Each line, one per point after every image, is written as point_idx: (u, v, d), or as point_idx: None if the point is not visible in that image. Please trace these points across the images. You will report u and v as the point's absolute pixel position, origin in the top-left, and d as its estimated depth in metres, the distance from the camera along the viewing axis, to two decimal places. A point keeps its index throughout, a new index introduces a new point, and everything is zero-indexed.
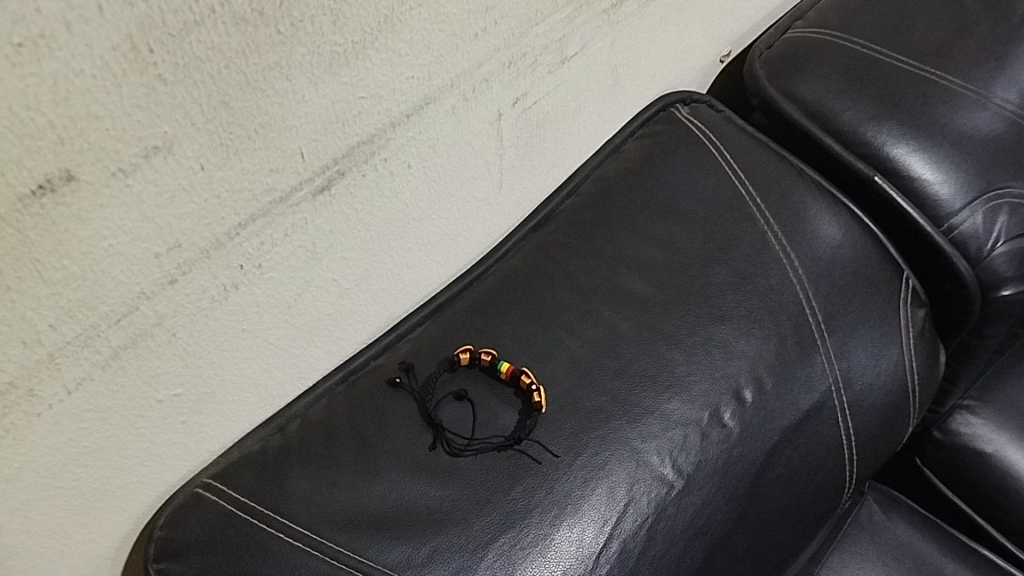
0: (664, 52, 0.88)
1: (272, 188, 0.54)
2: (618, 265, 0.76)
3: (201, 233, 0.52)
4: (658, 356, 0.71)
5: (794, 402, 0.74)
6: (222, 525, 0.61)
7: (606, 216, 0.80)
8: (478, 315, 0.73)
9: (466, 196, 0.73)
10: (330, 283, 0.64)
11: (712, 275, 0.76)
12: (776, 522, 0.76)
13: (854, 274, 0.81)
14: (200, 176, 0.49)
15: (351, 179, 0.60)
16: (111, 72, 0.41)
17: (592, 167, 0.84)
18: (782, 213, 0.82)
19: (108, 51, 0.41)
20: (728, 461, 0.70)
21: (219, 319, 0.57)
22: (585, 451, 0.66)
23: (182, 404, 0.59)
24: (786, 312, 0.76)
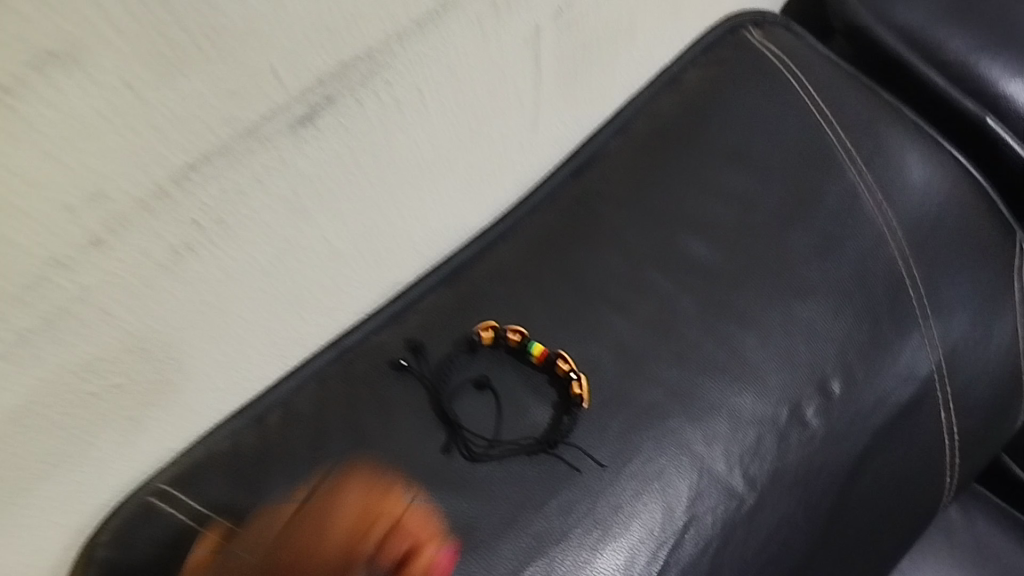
0: None
1: (235, 117, 0.40)
2: (675, 223, 0.63)
3: (136, 178, 0.38)
4: (728, 337, 0.59)
5: (885, 392, 0.61)
6: (179, 546, 0.50)
7: (665, 163, 0.65)
8: (503, 283, 0.59)
9: (492, 134, 0.58)
10: (319, 242, 0.50)
11: (792, 239, 0.63)
12: (862, 539, 0.63)
13: (960, 240, 0.67)
14: (130, 99, 0.35)
15: (343, 107, 0.45)
16: None
17: (647, 99, 0.68)
18: (876, 162, 0.67)
19: None
20: (812, 467, 0.58)
21: (169, 290, 0.43)
22: (636, 458, 0.54)
23: (125, 397, 0.46)
24: (880, 282, 0.63)
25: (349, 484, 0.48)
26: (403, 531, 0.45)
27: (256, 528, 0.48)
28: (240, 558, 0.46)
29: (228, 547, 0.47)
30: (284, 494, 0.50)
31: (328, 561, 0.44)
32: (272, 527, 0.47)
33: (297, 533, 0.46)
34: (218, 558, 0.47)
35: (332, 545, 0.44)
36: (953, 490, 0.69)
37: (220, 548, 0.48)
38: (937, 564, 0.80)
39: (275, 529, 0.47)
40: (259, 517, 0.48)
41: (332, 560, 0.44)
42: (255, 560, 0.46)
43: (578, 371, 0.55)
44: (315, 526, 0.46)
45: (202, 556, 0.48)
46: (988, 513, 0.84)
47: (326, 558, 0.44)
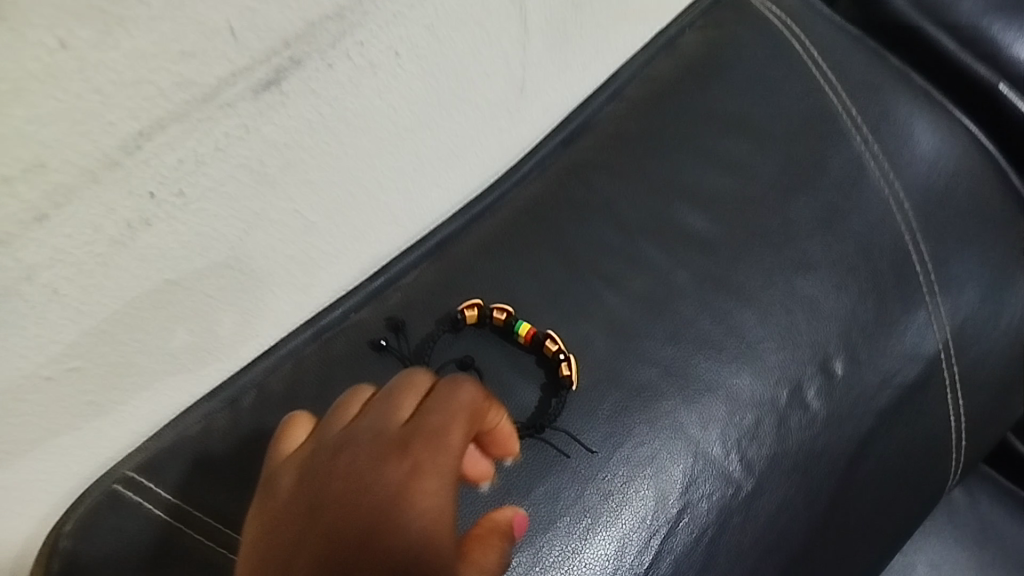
0: None
1: (191, 80, 0.37)
2: (672, 193, 0.60)
3: (81, 147, 0.35)
4: (726, 314, 0.56)
5: (889, 372, 0.59)
6: (148, 535, 0.47)
7: (661, 130, 0.61)
8: (490, 259, 0.55)
9: (476, 99, 0.55)
10: (290, 215, 0.47)
11: (793, 211, 0.60)
12: (865, 524, 0.61)
13: (969, 212, 0.64)
14: (65, 58, 0.32)
15: (311, 71, 0.42)
16: None
17: (644, 61, 0.63)
18: (883, 130, 0.64)
19: None
20: (812, 450, 0.56)
21: (126, 267, 0.41)
22: (627, 443, 0.51)
23: (84, 380, 0.43)
24: (885, 256, 0.60)
25: (467, 404, 0.36)
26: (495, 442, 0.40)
27: (354, 443, 0.36)
28: (330, 485, 0.35)
29: (315, 465, 0.36)
30: (384, 393, 0.37)
31: (438, 491, 0.34)
32: (375, 441, 0.35)
33: (408, 461, 0.34)
34: (308, 470, 0.36)
35: (448, 483, 0.34)
36: (960, 471, 0.67)
37: (310, 459, 0.36)
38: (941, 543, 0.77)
39: (374, 445, 0.35)
40: (358, 427, 0.36)
41: (445, 497, 0.34)
42: (350, 476, 0.35)
43: (567, 352, 0.52)
44: (431, 461, 0.34)
45: (291, 467, 0.36)
46: (991, 491, 0.81)
47: (438, 500, 0.34)
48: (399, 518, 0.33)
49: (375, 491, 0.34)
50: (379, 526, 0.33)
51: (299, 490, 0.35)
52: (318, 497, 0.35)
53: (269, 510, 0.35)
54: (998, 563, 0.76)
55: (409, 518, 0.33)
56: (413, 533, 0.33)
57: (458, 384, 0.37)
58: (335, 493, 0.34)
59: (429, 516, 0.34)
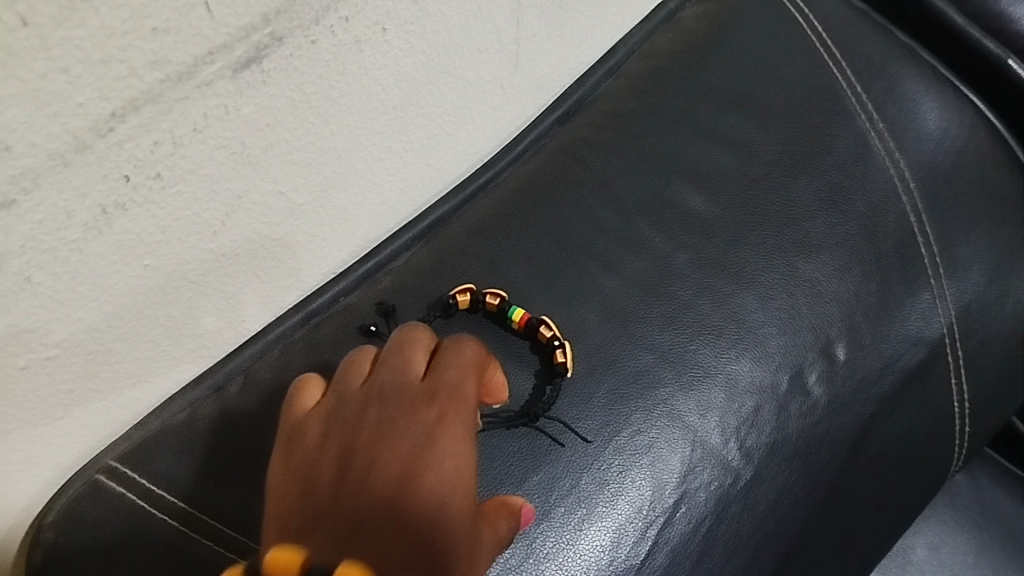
0: None
1: (164, 58, 0.35)
2: (671, 173, 0.58)
3: (48, 129, 0.33)
4: (726, 298, 0.55)
5: (892, 356, 0.57)
6: (131, 527, 0.46)
7: (659, 106, 0.59)
8: (483, 241, 0.54)
9: (469, 76, 0.53)
10: (274, 197, 0.46)
11: (796, 191, 0.58)
12: (866, 510, 0.60)
13: (977, 191, 0.62)
14: (27, 36, 0.30)
15: (293, 48, 0.40)
16: None
17: (642, 36, 0.62)
18: (888, 107, 0.62)
19: None
20: (813, 436, 0.55)
21: (101, 253, 0.39)
22: (622, 431, 0.50)
23: (62, 370, 0.42)
24: (890, 237, 0.59)
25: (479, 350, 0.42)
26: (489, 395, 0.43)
27: (376, 397, 0.39)
28: (357, 435, 0.38)
29: (339, 421, 0.39)
30: (397, 351, 0.41)
31: (458, 438, 0.37)
32: (398, 395, 0.39)
33: (430, 412, 0.38)
34: (335, 421, 0.39)
35: (468, 424, 0.38)
36: (963, 456, 0.66)
37: (334, 414, 0.40)
38: (942, 527, 0.76)
39: (395, 397, 0.39)
40: (379, 382, 0.40)
41: (466, 436, 0.38)
42: (378, 427, 0.38)
43: (563, 338, 0.51)
44: (451, 406, 0.38)
45: (316, 421, 0.40)
46: (993, 473, 0.80)
47: (462, 434, 0.38)
48: (427, 456, 0.37)
49: (400, 442, 0.37)
50: (408, 468, 0.36)
51: (327, 439, 0.39)
52: (347, 444, 0.38)
53: (297, 461, 0.38)
54: (999, 545, 0.75)
55: (436, 456, 0.37)
56: (441, 469, 0.36)
57: (466, 342, 0.41)
58: (361, 442, 0.37)
59: (456, 449, 0.37)
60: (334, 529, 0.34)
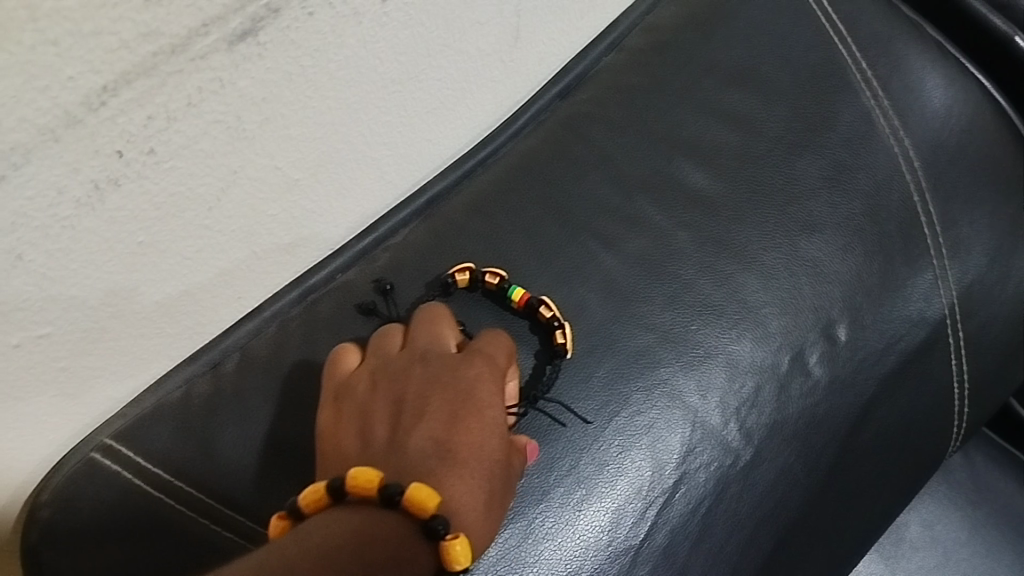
0: None
1: (156, 30, 0.34)
2: (674, 149, 0.57)
3: (37, 104, 0.32)
4: (728, 277, 0.54)
5: (892, 336, 0.57)
6: (129, 504, 0.46)
7: (662, 80, 0.58)
8: (483, 217, 0.53)
9: (468, 49, 0.52)
10: (270, 172, 0.45)
11: (799, 169, 0.58)
12: (864, 489, 0.60)
13: (980, 170, 0.62)
14: (14, 7, 0.29)
15: (290, 19, 0.39)
16: None
17: (645, 9, 0.61)
18: (893, 85, 0.61)
19: None
20: (813, 418, 0.54)
21: (94, 230, 0.38)
22: (623, 411, 0.50)
23: (54, 347, 0.41)
24: (893, 217, 0.58)
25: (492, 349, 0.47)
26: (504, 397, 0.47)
27: (418, 359, 0.45)
28: (406, 387, 0.43)
29: (384, 378, 0.44)
30: (433, 323, 0.46)
31: (496, 393, 0.43)
32: (440, 356, 0.44)
33: (468, 372, 0.43)
34: (381, 377, 0.44)
35: (501, 383, 0.44)
36: (961, 435, 0.66)
37: (378, 375, 0.45)
38: (938, 505, 0.76)
39: (437, 359, 0.44)
40: (418, 348, 0.45)
41: (500, 392, 0.43)
42: (425, 380, 0.43)
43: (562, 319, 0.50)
44: (487, 365, 0.44)
45: (362, 381, 0.45)
46: (987, 452, 0.80)
47: (497, 390, 0.43)
48: (471, 402, 0.42)
49: (444, 392, 0.42)
50: (452, 412, 0.41)
51: (375, 394, 0.44)
52: (397, 395, 0.43)
53: (349, 409, 0.43)
54: (993, 524, 0.76)
55: (479, 403, 0.42)
56: (481, 413, 0.41)
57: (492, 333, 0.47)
58: (408, 394, 0.43)
59: (492, 400, 0.42)
60: (398, 455, 0.40)
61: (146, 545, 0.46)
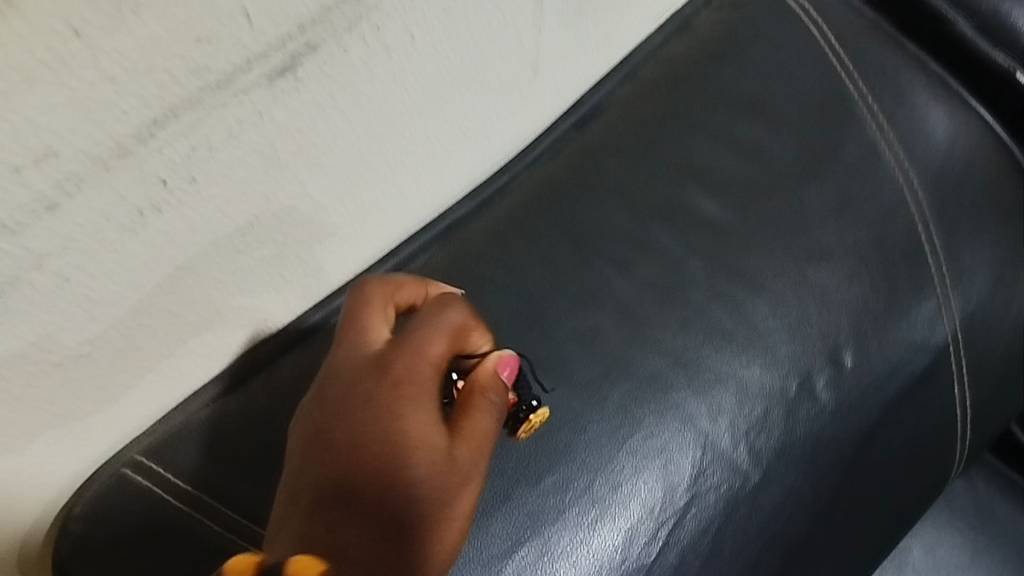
0: None
1: (204, 67, 0.36)
2: (685, 177, 0.59)
3: (91, 135, 0.34)
4: (738, 304, 0.56)
5: (898, 363, 0.59)
6: (159, 518, 0.47)
7: (674, 112, 0.61)
8: (501, 242, 0.55)
9: (491, 81, 0.53)
10: (300, 199, 0.46)
11: (807, 199, 0.59)
12: (869, 512, 0.61)
13: (982, 202, 0.64)
14: (77, 46, 0.31)
15: (326, 55, 0.41)
16: None
17: (659, 42, 0.63)
18: (897, 118, 0.63)
19: None
20: (820, 441, 0.56)
21: (136, 254, 0.40)
22: (636, 433, 0.51)
23: (94, 366, 0.43)
24: (897, 246, 0.60)
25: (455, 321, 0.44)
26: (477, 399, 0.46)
27: (337, 366, 0.43)
28: (325, 412, 0.42)
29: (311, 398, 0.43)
30: (359, 322, 0.44)
31: (422, 404, 0.41)
32: (359, 366, 0.42)
33: (381, 381, 0.41)
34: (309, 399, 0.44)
35: (428, 386, 0.41)
36: (964, 459, 0.67)
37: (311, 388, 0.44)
38: (940, 528, 0.77)
39: (354, 371, 0.42)
40: (342, 353, 0.43)
41: (424, 397, 0.41)
42: (343, 400, 0.42)
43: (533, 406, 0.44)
44: (407, 373, 0.41)
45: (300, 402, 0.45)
46: (989, 476, 0.81)
47: (416, 392, 0.41)
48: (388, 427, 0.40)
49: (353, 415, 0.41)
50: (361, 439, 0.40)
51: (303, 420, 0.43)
52: (317, 423, 0.42)
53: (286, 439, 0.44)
54: (995, 547, 0.77)
55: (399, 426, 0.40)
56: (398, 439, 0.40)
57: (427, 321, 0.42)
58: (326, 423, 0.42)
59: (405, 411, 0.40)
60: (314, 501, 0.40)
61: (163, 559, 0.47)
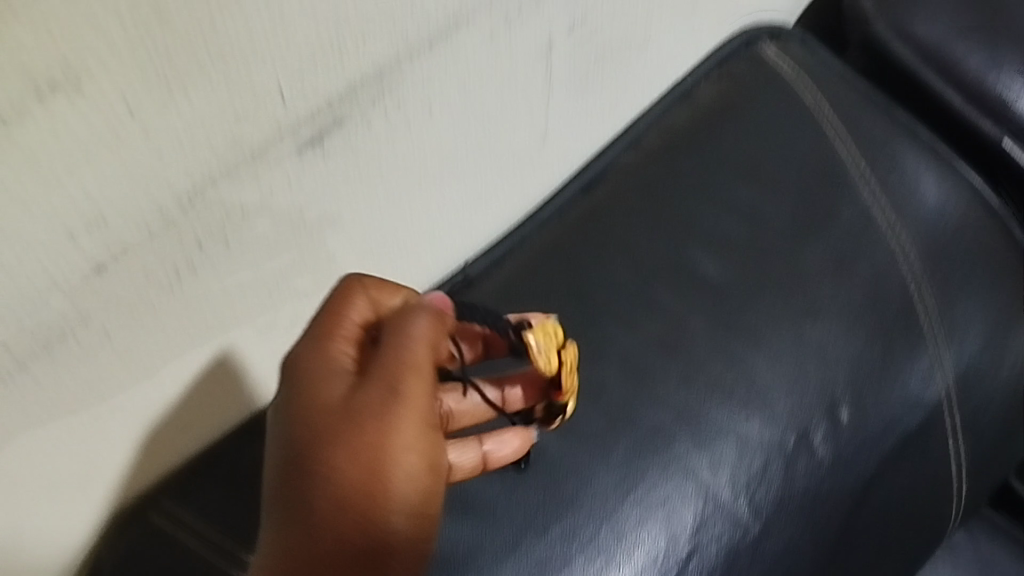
0: None
1: (242, 141, 0.39)
2: (687, 240, 0.62)
3: (139, 203, 0.37)
4: (739, 361, 0.58)
5: (894, 419, 0.61)
6: (165, 553, 0.51)
7: (675, 178, 0.64)
8: (510, 300, 0.58)
9: (504, 150, 0.57)
10: (324, 260, 0.49)
11: (804, 259, 0.62)
12: (866, 563, 0.63)
13: (973, 262, 0.66)
14: (132, 126, 0.34)
15: (352, 128, 0.44)
16: None
17: (659, 112, 0.67)
18: (888, 183, 0.66)
19: None
20: (817, 493, 0.58)
21: (173, 312, 0.43)
22: (640, 485, 0.53)
23: (127, 416, 0.46)
24: (892, 305, 0.62)
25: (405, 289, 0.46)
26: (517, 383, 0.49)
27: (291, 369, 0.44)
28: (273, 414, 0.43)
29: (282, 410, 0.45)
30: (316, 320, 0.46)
31: (324, 362, 0.41)
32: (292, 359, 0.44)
33: (284, 364, 0.42)
34: None
35: (333, 346, 0.42)
36: (961, 512, 0.69)
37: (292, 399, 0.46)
38: None
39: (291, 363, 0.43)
40: None
41: (327, 356, 0.41)
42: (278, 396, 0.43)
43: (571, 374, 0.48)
44: (312, 343, 0.42)
45: None
46: (991, 529, 0.82)
47: (316, 358, 0.41)
48: (296, 400, 0.40)
49: (277, 407, 0.42)
50: (282, 423, 0.41)
51: None
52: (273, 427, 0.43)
53: None
54: None
55: (304, 394, 0.40)
56: (308, 406, 0.40)
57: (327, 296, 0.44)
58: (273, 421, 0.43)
59: (309, 375, 0.40)
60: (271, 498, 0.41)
61: None
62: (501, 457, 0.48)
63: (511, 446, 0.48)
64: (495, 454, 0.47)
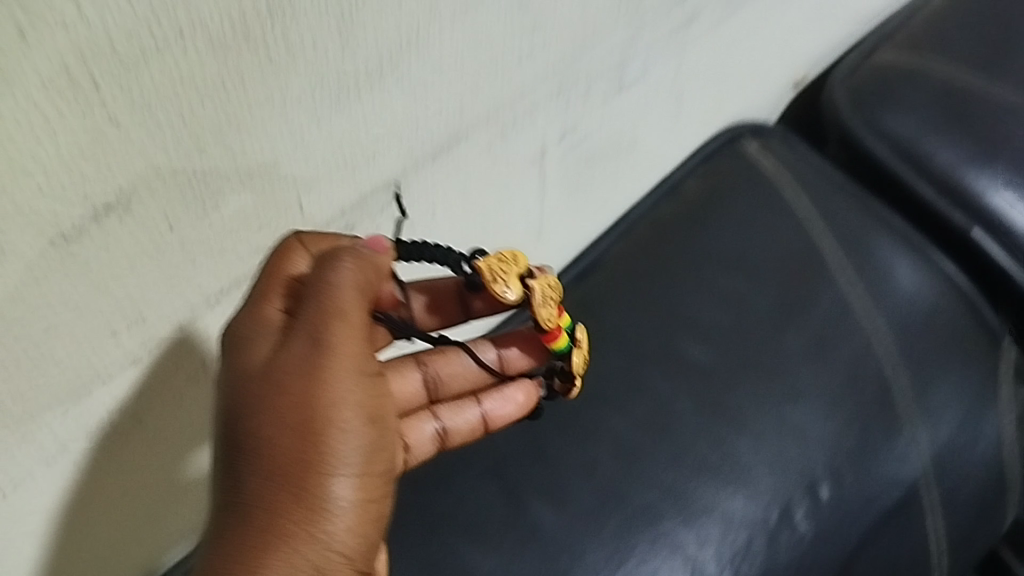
0: (749, 75, 0.74)
1: (264, 246, 0.44)
2: (673, 326, 0.67)
3: (173, 302, 0.42)
4: (723, 441, 0.62)
5: (874, 498, 0.64)
6: None
7: (662, 267, 0.69)
8: None
9: (501, 244, 0.62)
10: None
11: (785, 343, 0.66)
12: None
13: (948, 345, 0.70)
14: (171, 239, 0.39)
15: (362, 231, 0.50)
16: (49, 124, 0.31)
17: (647, 207, 0.73)
18: (863, 270, 0.71)
19: (48, 98, 0.30)
20: (800, 568, 0.61)
21: (195, 394, 0.49)
22: (629, 559, 0.57)
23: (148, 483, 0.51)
24: (870, 387, 0.66)
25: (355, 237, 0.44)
26: (514, 345, 0.51)
27: None
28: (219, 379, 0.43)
29: None
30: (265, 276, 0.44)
31: (256, 329, 0.40)
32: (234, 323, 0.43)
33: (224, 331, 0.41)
34: None
35: (265, 308, 0.40)
36: None
37: None
38: None
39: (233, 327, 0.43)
40: None
41: (258, 320, 0.40)
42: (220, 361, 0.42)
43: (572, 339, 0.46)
44: (247, 308, 0.41)
45: None
46: None
47: (246, 323, 0.40)
48: (231, 370, 0.40)
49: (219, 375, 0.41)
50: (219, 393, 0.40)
51: None
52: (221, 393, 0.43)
53: None
54: None
55: (237, 363, 0.40)
56: (241, 376, 0.39)
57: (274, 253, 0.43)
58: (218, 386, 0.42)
59: (238, 344, 0.40)
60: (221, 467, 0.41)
61: None
62: (504, 414, 0.50)
63: (513, 402, 0.49)
64: (494, 415, 0.49)
